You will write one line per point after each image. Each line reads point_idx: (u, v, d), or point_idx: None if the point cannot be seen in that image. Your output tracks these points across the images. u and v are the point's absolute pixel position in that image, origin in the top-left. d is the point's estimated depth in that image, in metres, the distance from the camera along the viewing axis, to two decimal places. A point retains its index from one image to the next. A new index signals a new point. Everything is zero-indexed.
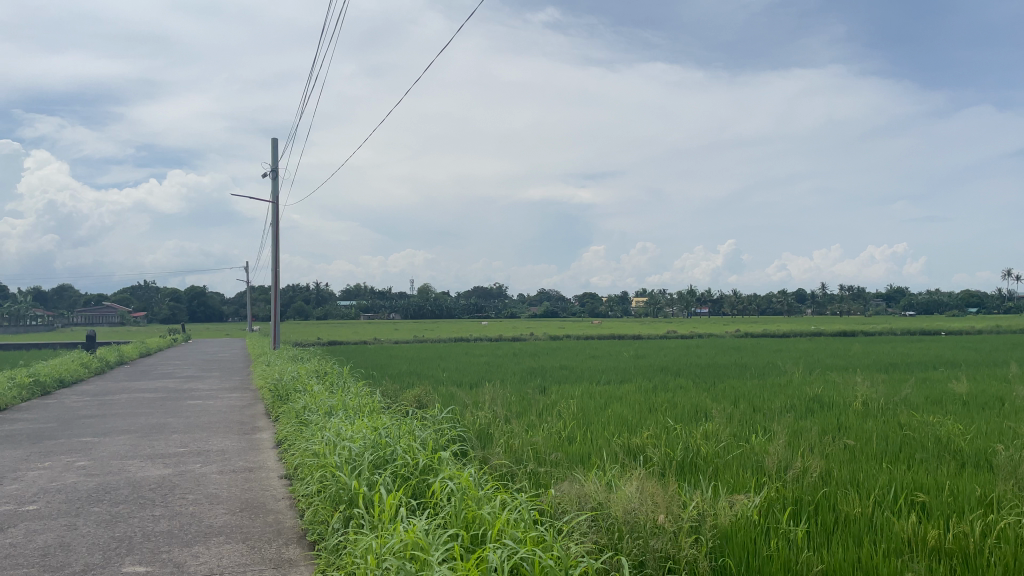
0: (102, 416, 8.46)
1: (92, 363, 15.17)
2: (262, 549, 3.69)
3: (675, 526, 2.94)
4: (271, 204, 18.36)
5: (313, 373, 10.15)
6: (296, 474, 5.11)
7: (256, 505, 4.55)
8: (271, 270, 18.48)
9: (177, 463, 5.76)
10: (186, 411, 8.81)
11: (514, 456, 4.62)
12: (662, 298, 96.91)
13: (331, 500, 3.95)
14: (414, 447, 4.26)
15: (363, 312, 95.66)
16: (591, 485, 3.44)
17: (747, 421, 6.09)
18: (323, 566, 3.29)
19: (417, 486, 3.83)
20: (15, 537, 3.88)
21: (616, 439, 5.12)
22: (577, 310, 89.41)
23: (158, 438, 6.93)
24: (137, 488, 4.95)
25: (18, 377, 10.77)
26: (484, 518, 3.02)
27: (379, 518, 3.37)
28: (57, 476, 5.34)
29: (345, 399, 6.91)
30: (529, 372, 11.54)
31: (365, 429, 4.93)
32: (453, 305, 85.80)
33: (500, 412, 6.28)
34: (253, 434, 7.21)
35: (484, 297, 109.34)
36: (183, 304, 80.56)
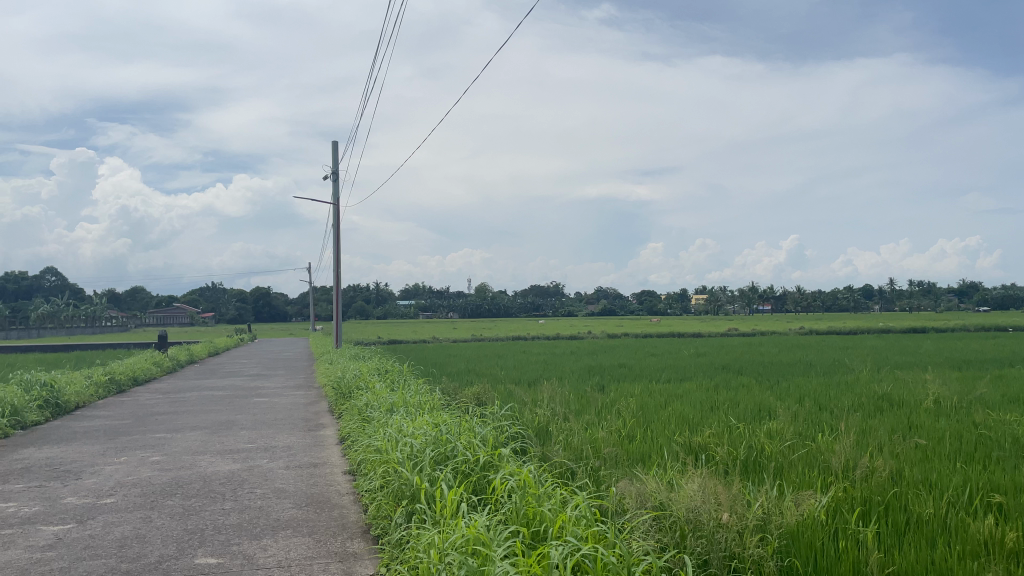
0: (173, 413, 8.79)
1: (164, 362, 15.74)
2: (328, 543, 3.77)
3: (741, 524, 2.90)
4: (332, 206, 18.76)
5: (375, 371, 10.30)
6: (359, 470, 5.21)
7: (321, 499, 4.65)
8: (333, 270, 18.88)
9: (245, 458, 5.94)
10: (254, 409, 9.08)
11: (574, 453, 4.62)
12: (722, 296, 95.21)
13: (394, 495, 4.01)
14: (475, 443, 4.30)
15: (422, 312, 96.63)
16: (652, 484, 3.41)
17: (812, 420, 5.93)
18: (387, 560, 3.36)
19: (478, 482, 3.87)
20: (94, 529, 4.05)
21: (677, 438, 5.07)
22: (635, 309, 88.58)
23: (227, 434, 7.15)
24: (208, 482, 5.12)
25: (96, 376, 11.27)
26: (545, 515, 3.02)
27: (441, 513, 3.42)
28: (133, 471, 5.57)
29: (407, 396, 7.03)
30: (587, 371, 11.51)
31: (426, 425, 5.00)
32: (511, 304, 85.98)
33: (559, 410, 6.28)
34: (317, 431, 7.38)
35: (542, 296, 109.14)
36: (249, 305, 82.75)
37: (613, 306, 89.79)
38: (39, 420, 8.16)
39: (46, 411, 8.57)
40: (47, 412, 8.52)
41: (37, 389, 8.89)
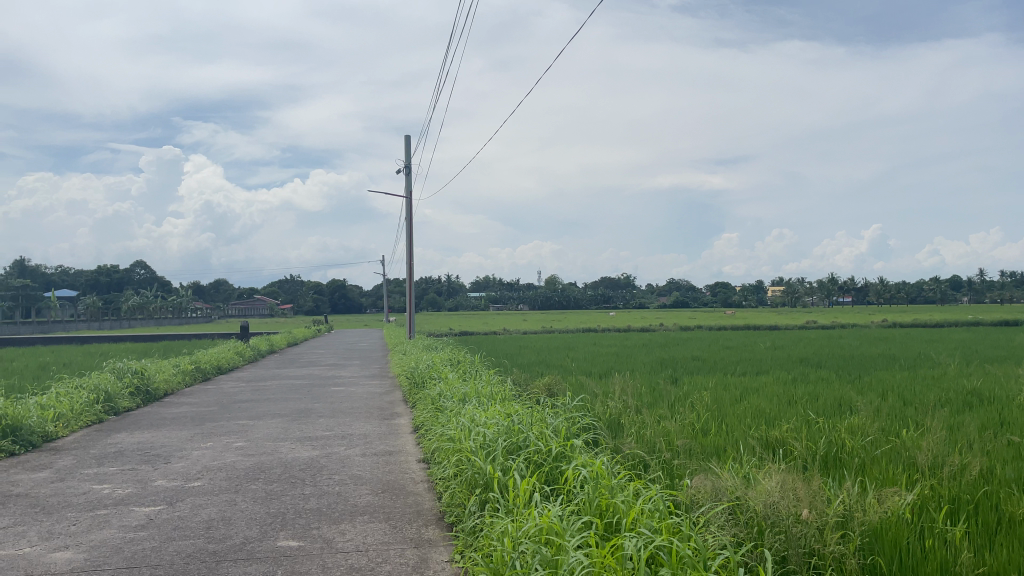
0: (255, 401, 9.11)
1: (246, 351, 16.33)
2: (403, 529, 3.85)
3: (821, 521, 2.83)
4: (405, 199, 19.08)
5: (447, 362, 10.46)
6: (433, 458, 5.30)
7: (397, 487, 4.75)
8: (406, 263, 19.22)
9: (323, 445, 6.11)
10: (331, 398, 9.32)
11: (646, 446, 4.58)
12: (800, 287, 92.62)
13: (468, 484, 4.07)
14: (547, 434, 4.32)
15: (493, 303, 97.17)
16: (728, 478, 3.36)
17: (897, 415, 5.73)
18: (462, 547, 3.41)
19: (550, 472, 3.88)
20: (183, 511, 4.24)
21: (752, 432, 4.98)
22: (708, 301, 87.10)
23: (306, 422, 7.37)
24: (289, 468, 5.29)
25: (183, 364, 11.78)
26: (618, 507, 3.02)
27: (514, 503, 3.45)
28: (218, 456, 5.80)
29: (479, 386, 7.11)
30: (660, 363, 11.39)
31: (498, 416, 5.04)
32: (581, 296, 85.64)
33: (632, 402, 6.25)
34: (392, 419, 7.53)
35: (613, 288, 108.21)
36: (325, 297, 84.86)
37: (686, 298, 88.44)
38: (131, 406, 8.58)
39: (138, 397, 9.02)
40: (138, 399, 8.95)
41: (129, 376, 9.35)
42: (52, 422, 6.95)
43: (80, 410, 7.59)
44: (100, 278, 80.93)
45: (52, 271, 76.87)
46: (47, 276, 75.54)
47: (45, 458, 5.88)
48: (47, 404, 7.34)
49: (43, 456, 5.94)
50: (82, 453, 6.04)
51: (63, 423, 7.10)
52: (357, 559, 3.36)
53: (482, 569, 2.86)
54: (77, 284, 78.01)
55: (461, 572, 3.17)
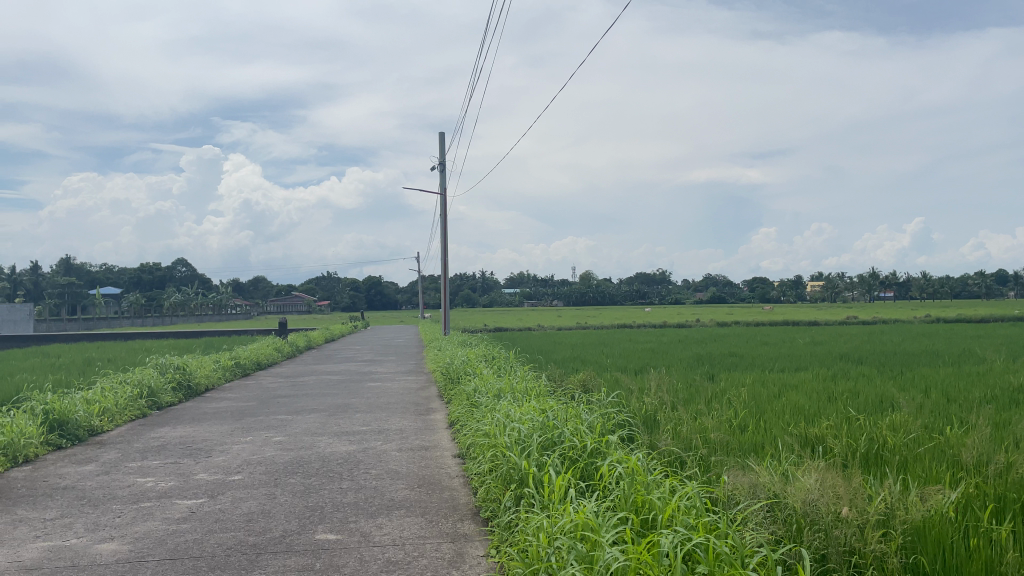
0: (293, 396, 9.25)
1: (284, 347, 16.56)
2: (439, 523, 3.87)
3: (861, 519, 2.79)
4: (440, 195, 19.18)
5: (482, 358, 10.51)
6: (469, 453, 5.32)
7: (433, 481, 4.78)
8: (441, 259, 19.33)
9: (360, 440, 6.18)
10: (368, 393, 9.42)
11: (683, 442, 4.55)
12: (840, 282, 91.06)
13: (503, 479, 4.08)
14: (582, 430, 4.31)
15: (527, 299, 97.16)
16: (766, 475, 3.33)
17: (940, 412, 5.62)
18: (497, 542, 3.43)
19: (585, 468, 3.87)
20: (224, 504, 4.33)
21: (791, 428, 4.92)
22: (745, 296, 86.15)
23: (343, 417, 7.46)
24: (326, 463, 5.36)
25: (223, 360, 11.99)
26: (654, 503, 3.00)
27: (549, 498, 3.45)
28: (258, 450, 5.90)
29: (514, 382, 7.12)
30: (696, 359, 11.31)
31: (533, 411, 5.05)
32: (616, 292, 85.26)
33: (668, 398, 6.21)
34: (428, 415, 7.58)
35: (648, 284, 107.48)
36: (361, 293, 85.69)
37: (722, 293, 87.57)
38: (173, 401, 8.77)
39: (179, 392, 9.20)
40: (180, 394, 9.13)
41: (171, 371, 9.55)
42: (98, 416, 7.13)
43: (125, 405, 7.78)
44: (143, 276, 82.70)
45: (97, 269, 78.76)
46: (92, 275, 77.44)
47: (91, 451, 6.04)
48: (93, 398, 7.53)
49: (89, 450, 6.10)
50: (126, 447, 6.19)
51: (108, 418, 7.27)
52: (394, 553, 3.39)
53: (518, 564, 2.86)
54: (122, 282, 79.85)
55: (497, 567, 3.18)
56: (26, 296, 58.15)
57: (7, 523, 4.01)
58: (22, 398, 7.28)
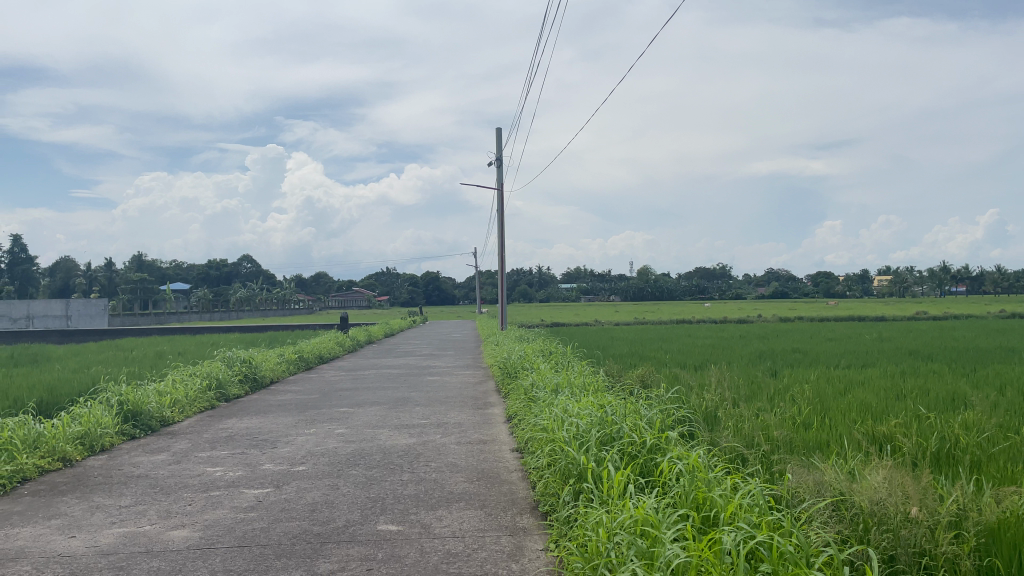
0: (354, 389, 9.43)
1: (346, 341, 16.87)
2: (498, 516, 3.90)
3: (932, 520, 2.71)
4: (498, 191, 19.27)
5: (540, 352, 10.53)
6: (527, 448, 5.35)
7: (491, 475, 4.82)
8: (499, 254, 19.42)
9: (420, 433, 6.27)
10: (427, 387, 9.54)
11: (745, 440, 4.48)
12: (909, 276, 88.09)
13: (562, 474, 4.08)
14: (641, 426, 4.28)
15: (584, 294, 96.68)
16: (832, 473, 3.27)
17: (1017, 411, 5.39)
18: (556, 536, 3.43)
19: (645, 465, 3.84)
20: (290, 493, 4.45)
21: (858, 426, 4.80)
22: (809, 292, 84.06)
23: (403, 410, 7.57)
24: (387, 455, 5.46)
25: (287, 353, 12.29)
26: (715, 501, 2.96)
27: (608, 494, 3.44)
28: (321, 441, 6.04)
29: (571, 377, 7.12)
30: (758, 355, 11.10)
31: (591, 406, 5.04)
32: (675, 287, 84.23)
33: (729, 395, 6.11)
34: (486, 409, 7.63)
35: (708, 279, 105.77)
36: (419, 289, 86.69)
37: (785, 288, 85.61)
38: (240, 393, 9.04)
39: (246, 384, 9.48)
40: (247, 386, 9.40)
41: (237, 364, 9.83)
42: (170, 407, 7.39)
43: (194, 396, 8.05)
44: (210, 272, 85.25)
45: (167, 265, 81.51)
46: (163, 271, 80.17)
47: (163, 441, 6.27)
48: (165, 390, 7.81)
49: (162, 440, 6.33)
50: (196, 437, 6.41)
51: (179, 409, 7.55)
52: (454, 545, 3.43)
53: (577, 559, 2.87)
54: (190, 278, 82.50)
55: (556, 561, 3.19)
56: (102, 292, 60.56)
57: (85, 509, 4.19)
58: (99, 389, 7.60)
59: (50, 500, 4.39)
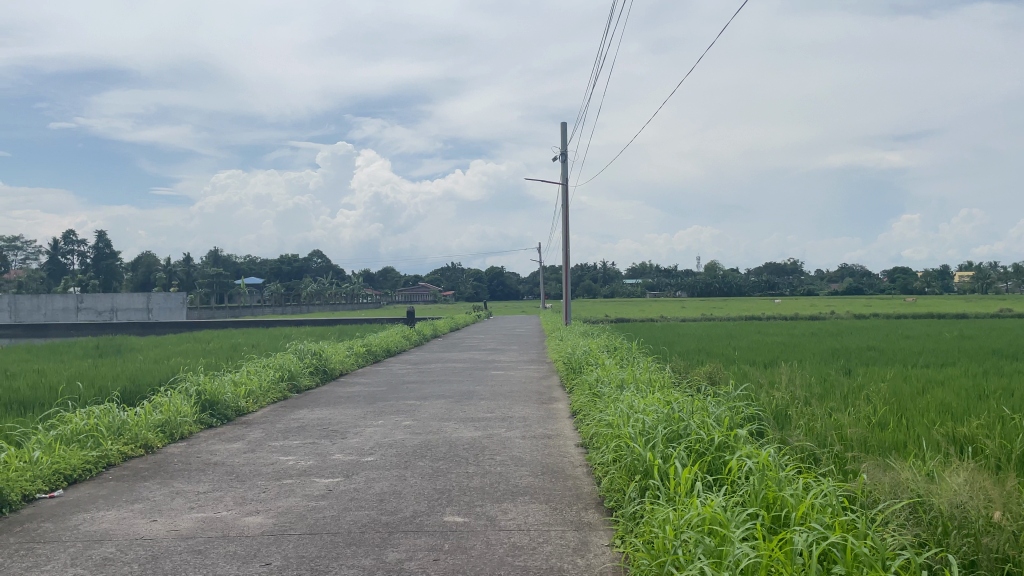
0: (421, 382, 9.58)
1: (413, 336, 17.11)
2: (563, 511, 3.91)
3: (1016, 525, 2.60)
4: (562, 186, 19.26)
5: (605, 348, 10.48)
6: (592, 443, 5.33)
7: (556, 469, 4.83)
8: (563, 250, 19.42)
9: (485, 426, 6.32)
10: (492, 381, 9.61)
11: (817, 439, 4.37)
12: (992, 272, 84.26)
13: (627, 470, 4.06)
14: (709, 423, 4.22)
15: (649, 290, 95.68)
16: (910, 474, 3.17)
17: None
18: (622, 532, 3.42)
19: (713, 463, 3.79)
20: (359, 483, 4.55)
21: (936, 427, 4.62)
22: (885, 288, 81.22)
23: (468, 404, 7.64)
24: (453, 447, 5.52)
25: (356, 347, 12.55)
26: (786, 500, 2.91)
27: (675, 491, 3.41)
28: (388, 433, 6.14)
29: (637, 373, 7.07)
30: (831, 353, 10.78)
31: (657, 403, 4.99)
32: (744, 283, 82.57)
33: (800, 393, 5.97)
34: (551, 403, 7.65)
35: (777, 275, 103.32)
36: (483, 284, 87.27)
37: (859, 283, 82.96)
38: (311, 384, 9.28)
39: (316, 376, 9.73)
40: (317, 378, 9.63)
41: (309, 357, 10.10)
42: (244, 397, 7.64)
43: (268, 387, 8.30)
44: (282, 267, 87.54)
45: (241, 261, 84.18)
46: (237, 265, 82.66)
47: (239, 430, 6.49)
48: (241, 381, 8.08)
49: (237, 429, 6.55)
50: (270, 427, 6.60)
51: (253, 399, 7.80)
52: (519, 538, 3.45)
53: (643, 555, 2.85)
54: (263, 272, 84.86)
55: (622, 557, 3.17)
56: (180, 286, 62.82)
57: (166, 494, 4.38)
58: (179, 379, 7.91)
59: (133, 485, 4.59)
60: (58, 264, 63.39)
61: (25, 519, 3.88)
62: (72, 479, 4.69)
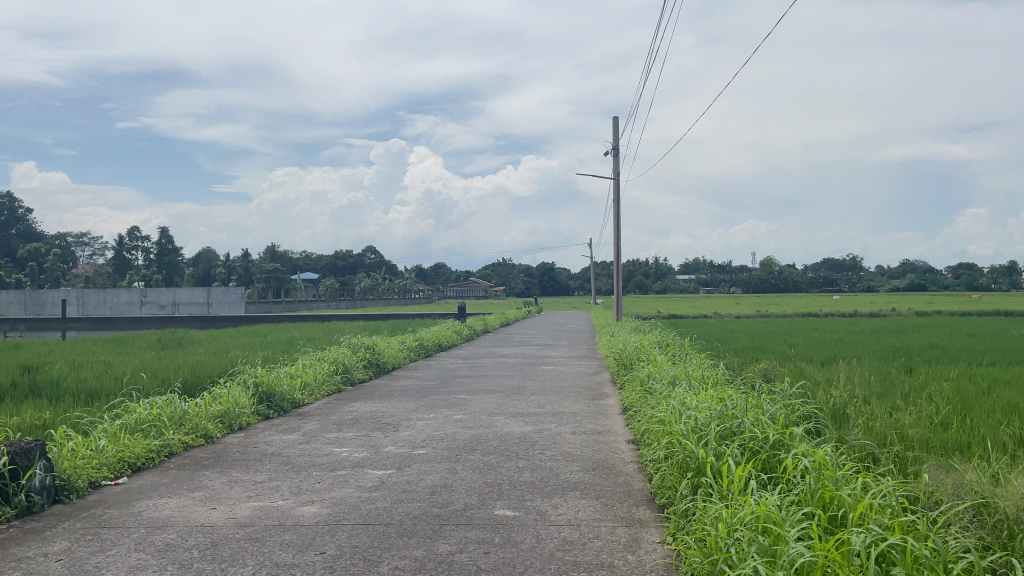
0: (472, 377, 9.64)
1: (464, 331, 17.24)
2: (614, 507, 3.89)
3: None
4: (613, 181, 19.16)
5: (656, 344, 10.38)
6: (643, 440, 5.29)
7: (607, 466, 4.81)
8: (614, 246, 19.32)
9: (536, 422, 6.33)
10: (543, 376, 9.62)
11: (877, 438, 4.26)
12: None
13: (680, 467, 4.01)
14: (764, 421, 4.15)
15: (702, 286, 94.42)
16: (973, 476, 3.07)
17: None
18: (674, 530, 3.39)
19: (768, 461, 3.73)
20: (411, 475, 4.60)
21: (1002, 427, 4.46)
22: (949, 284, 78.62)
23: (519, 398, 7.67)
24: (504, 442, 5.55)
25: (408, 341, 12.69)
26: (844, 500, 2.84)
27: (728, 489, 3.36)
28: (440, 427, 6.20)
29: (689, 369, 7.00)
30: (891, 351, 10.50)
31: (710, 400, 4.93)
32: (802, 279, 80.83)
33: (859, 392, 5.82)
34: (601, 399, 7.62)
35: (836, 271, 100.86)
36: (534, 280, 87.27)
37: (923, 280, 80.42)
38: (364, 378, 9.43)
39: (369, 370, 9.87)
40: (370, 372, 9.78)
41: (362, 351, 10.26)
42: (300, 390, 7.80)
43: (323, 380, 8.46)
44: (336, 262, 89.01)
45: (298, 257, 85.90)
46: (293, 260, 84.29)
47: (294, 422, 6.63)
48: (297, 373, 8.25)
49: (293, 420, 6.70)
50: (324, 419, 6.73)
51: (308, 391, 7.96)
52: (570, 533, 3.45)
53: (695, 553, 2.82)
54: (318, 268, 86.39)
55: (674, 554, 3.15)
56: (239, 281, 64.41)
57: (225, 482, 4.50)
58: (237, 371, 8.11)
59: (193, 474, 4.73)
60: (124, 260, 65.57)
61: (92, 505, 4.03)
62: (136, 467, 4.86)
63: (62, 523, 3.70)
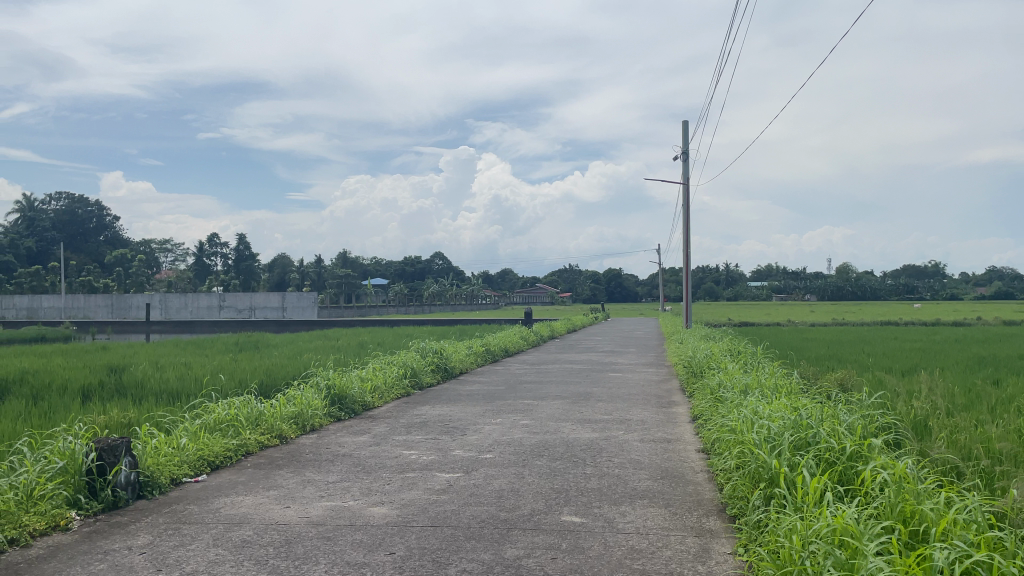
0: (539, 383, 9.65)
1: (531, 336, 17.26)
2: (683, 516, 3.84)
3: None
4: (683, 186, 18.90)
5: (728, 352, 10.17)
6: (713, 448, 5.21)
7: (676, 474, 4.74)
8: (684, 252, 19.04)
9: (603, 428, 6.30)
10: (610, 383, 9.55)
11: (961, 452, 4.09)
12: None
13: (751, 478, 3.94)
14: (840, 431, 4.02)
15: (774, 293, 92.15)
16: None
17: None
18: (746, 541, 3.32)
19: (845, 473, 3.62)
20: (479, 479, 4.63)
21: None
22: None
23: (585, 405, 7.63)
24: (571, 448, 5.54)
25: (475, 346, 12.79)
26: (926, 514, 2.73)
27: (803, 500, 3.28)
28: (507, 431, 6.22)
29: (761, 378, 6.84)
30: (977, 362, 10.00)
31: (784, 409, 4.81)
32: (881, 287, 77.84)
33: (941, 403, 5.58)
34: (670, 407, 7.52)
35: (917, 279, 97.03)
36: (602, 286, 86.78)
37: (1010, 288, 76.64)
38: (432, 381, 9.55)
39: (437, 374, 9.99)
40: (438, 376, 9.90)
41: (431, 355, 10.40)
42: (370, 393, 7.96)
43: (393, 384, 8.60)
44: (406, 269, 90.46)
45: (369, 263, 87.74)
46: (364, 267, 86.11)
47: (364, 424, 6.75)
48: (368, 377, 8.42)
49: (363, 422, 6.85)
50: (394, 422, 6.84)
51: (378, 394, 8.11)
52: (637, 541, 3.42)
53: (769, 565, 2.76)
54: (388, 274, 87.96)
55: (746, 566, 3.08)
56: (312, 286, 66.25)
57: (299, 482, 4.62)
58: (310, 374, 8.32)
59: (268, 473, 4.87)
60: (204, 266, 68.15)
61: (173, 501, 4.19)
62: (215, 465, 5.04)
63: (145, 518, 3.85)
